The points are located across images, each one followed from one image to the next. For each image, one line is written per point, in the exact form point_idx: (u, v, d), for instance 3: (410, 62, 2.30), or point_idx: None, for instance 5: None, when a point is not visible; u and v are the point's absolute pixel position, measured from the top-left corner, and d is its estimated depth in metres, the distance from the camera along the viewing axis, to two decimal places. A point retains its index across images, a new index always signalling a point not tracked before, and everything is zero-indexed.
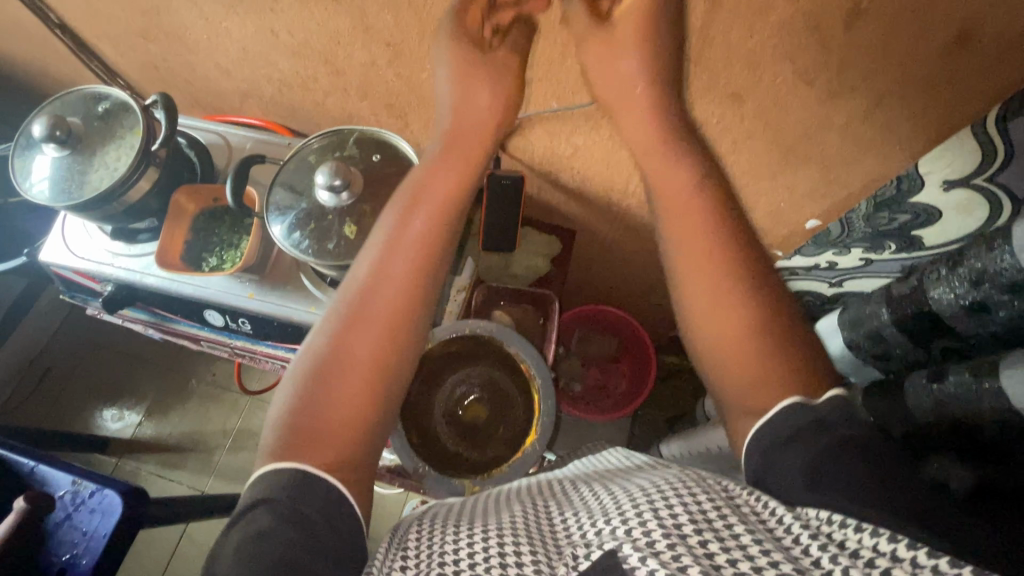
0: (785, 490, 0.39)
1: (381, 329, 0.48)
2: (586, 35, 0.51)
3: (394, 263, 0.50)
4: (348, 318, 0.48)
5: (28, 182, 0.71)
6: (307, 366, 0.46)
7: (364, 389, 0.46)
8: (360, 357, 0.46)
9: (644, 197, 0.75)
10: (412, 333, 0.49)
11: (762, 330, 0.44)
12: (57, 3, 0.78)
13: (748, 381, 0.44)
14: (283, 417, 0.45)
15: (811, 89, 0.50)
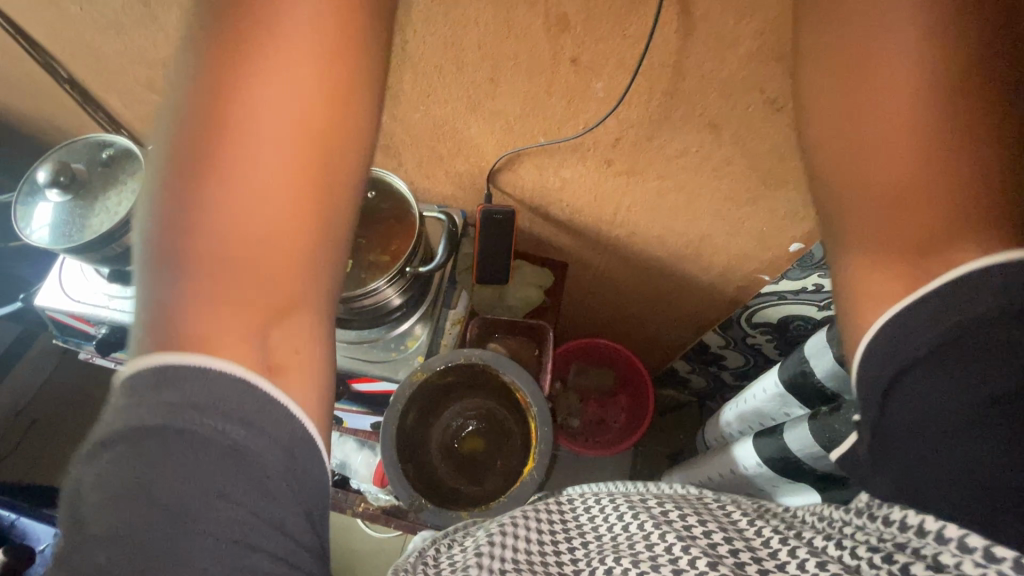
0: (922, 398, 0.35)
1: (278, 152, 0.36)
2: (568, 73, 0.54)
3: (273, 58, 0.35)
4: (214, 140, 0.35)
5: (29, 227, 0.72)
6: (189, 218, 0.34)
7: (274, 235, 0.35)
8: (254, 194, 0.35)
9: (633, 227, 0.78)
10: (339, 168, 0.38)
11: (930, 155, 0.36)
12: (68, 61, 0.82)
13: (883, 212, 0.38)
14: (166, 291, 0.33)
15: (782, 116, 0.53)
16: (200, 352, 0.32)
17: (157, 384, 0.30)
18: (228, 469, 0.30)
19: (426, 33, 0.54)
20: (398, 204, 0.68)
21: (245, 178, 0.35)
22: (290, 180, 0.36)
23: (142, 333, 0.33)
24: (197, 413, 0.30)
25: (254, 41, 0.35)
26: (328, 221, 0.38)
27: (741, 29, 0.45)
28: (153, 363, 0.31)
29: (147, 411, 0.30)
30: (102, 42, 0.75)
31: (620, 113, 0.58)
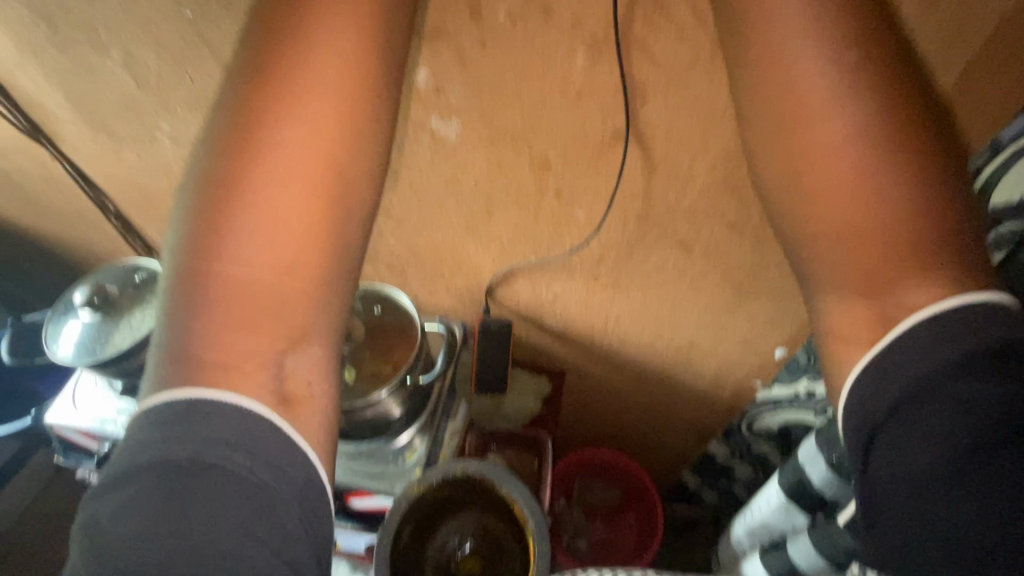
0: (931, 422, 0.37)
1: (281, 213, 0.44)
2: (553, 203, 0.62)
3: (276, 139, 0.44)
4: (225, 209, 0.43)
5: (56, 344, 0.77)
6: (207, 280, 0.42)
7: (282, 284, 0.44)
8: (261, 252, 0.43)
9: (623, 335, 0.82)
10: (339, 242, 0.46)
11: (889, 210, 0.41)
12: (117, 197, 0.94)
13: (850, 258, 0.43)
14: (183, 340, 0.41)
15: (742, 235, 0.60)
16: (222, 390, 0.39)
17: (188, 423, 0.37)
18: (248, 500, 0.36)
19: (431, 173, 0.63)
20: (401, 318, 0.73)
21: (252, 238, 0.43)
22: (295, 237, 0.44)
23: (164, 369, 0.40)
24: (226, 448, 0.37)
25: (260, 124, 0.44)
26: (326, 287, 0.46)
27: (695, 164, 0.54)
28: (183, 404, 0.38)
29: (179, 443, 0.36)
30: (151, 182, 0.87)
31: (601, 235, 0.65)
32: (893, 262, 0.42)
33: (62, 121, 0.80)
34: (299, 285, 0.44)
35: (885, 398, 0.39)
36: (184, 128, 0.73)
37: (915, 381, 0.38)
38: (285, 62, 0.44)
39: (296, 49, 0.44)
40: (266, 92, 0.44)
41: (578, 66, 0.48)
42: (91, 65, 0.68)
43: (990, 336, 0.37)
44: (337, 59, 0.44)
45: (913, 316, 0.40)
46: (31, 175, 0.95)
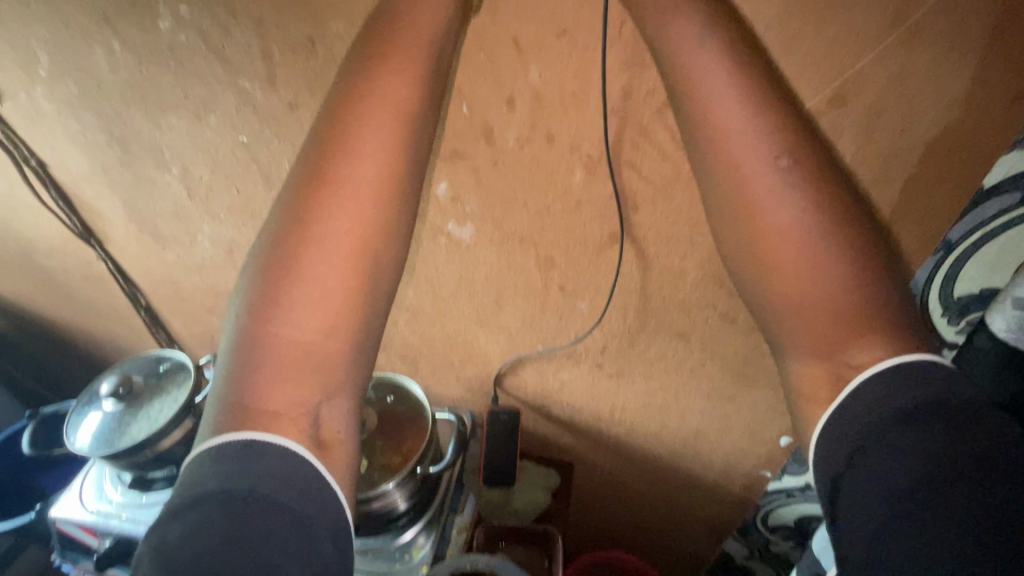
0: (878, 469, 0.39)
1: (323, 286, 0.48)
2: (557, 297, 0.68)
3: (325, 222, 0.48)
4: (280, 280, 0.47)
5: (75, 434, 0.79)
6: (252, 337, 0.46)
7: (323, 346, 0.47)
8: (304, 319, 0.47)
9: (629, 424, 0.83)
10: (370, 298, 0.50)
11: (834, 273, 0.44)
12: (151, 292, 1.01)
13: (808, 317, 0.46)
14: (230, 390, 0.45)
15: (735, 326, 0.64)
16: (268, 432, 0.43)
17: (248, 459, 0.41)
18: (294, 532, 0.39)
19: (446, 270, 0.69)
20: (412, 408, 0.75)
21: (299, 307, 0.47)
22: (334, 300, 0.48)
23: (215, 421, 0.44)
24: (278, 484, 0.40)
25: (312, 208, 0.48)
26: (356, 340, 0.49)
27: (685, 262, 0.60)
28: (242, 443, 0.41)
29: (239, 475, 0.39)
30: (185, 278, 0.94)
31: (603, 325, 0.69)
32: (834, 326, 0.45)
33: (114, 225, 0.89)
34: (334, 348, 0.48)
35: (840, 449, 0.42)
36: (223, 231, 0.81)
37: (863, 432, 0.41)
38: (339, 157, 0.48)
39: (349, 145, 0.48)
40: (324, 181, 0.48)
41: (577, 181, 0.56)
42: (151, 179, 0.78)
43: (926, 391, 0.40)
44: (378, 157, 0.49)
45: (859, 375, 0.43)
46: (74, 273, 1.03)
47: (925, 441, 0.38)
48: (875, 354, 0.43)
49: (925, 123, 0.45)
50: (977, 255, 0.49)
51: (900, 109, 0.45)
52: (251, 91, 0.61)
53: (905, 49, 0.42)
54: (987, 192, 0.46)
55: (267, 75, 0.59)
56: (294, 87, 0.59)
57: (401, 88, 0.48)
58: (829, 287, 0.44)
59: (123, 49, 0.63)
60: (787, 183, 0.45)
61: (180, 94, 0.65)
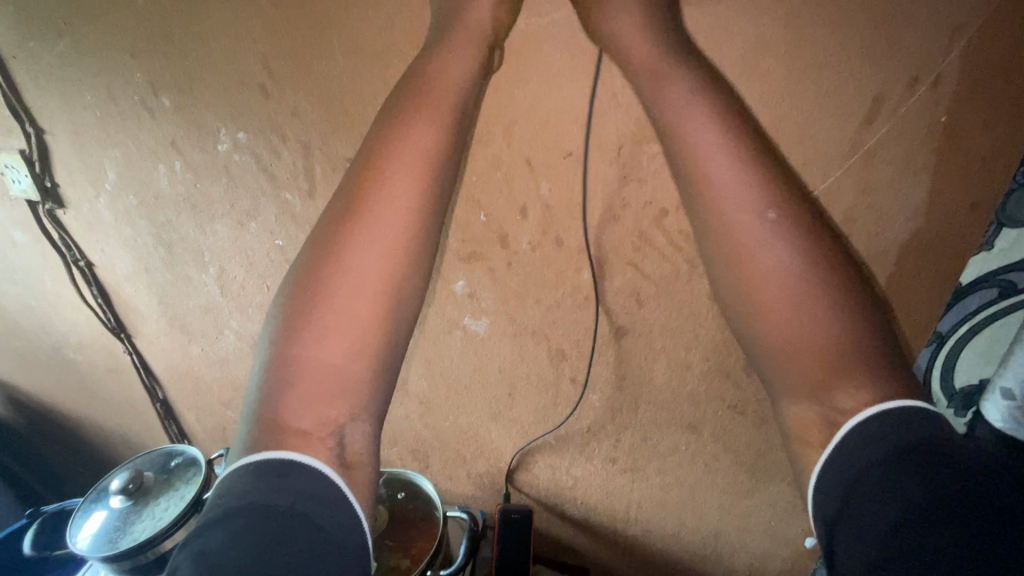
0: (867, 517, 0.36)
1: (357, 310, 0.48)
2: (569, 389, 0.69)
3: (357, 253, 0.48)
4: (317, 301, 0.47)
5: (79, 533, 0.77)
6: (284, 354, 0.46)
7: (352, 369, 0.47)
8: (335, 340, 0.47)
9: (646, 524, 0.80)
10: (397, 313, 0.50)
11: (821, 314, 0.44)
12: (170, 386, 1.03)
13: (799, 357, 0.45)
14: (261, 408, 0.45)
15: (744, 417, 0.65)
16: (300, 451, 0.43)
17: (286, 477, 0.40)
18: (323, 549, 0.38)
19: (460, 362, 0.72)
20: (423, 507, 0.74)
21: (330, 335, 0.47)
22: (363, 317, 0.48)
23: (244, 448, 0.43)
24: (309, 502, 0.40)
25: (345, 240, 0.49)
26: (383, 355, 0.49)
27: (691, 354, 0.62)
28: (282, 461, 0.42)
29: (278, 493, 0.39)
30: (206, 371, 0.97)
31: (614, 417, 0.70)
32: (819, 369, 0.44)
33: (146, 319, 0.94)
34: (363, 370, 0.48)
35: (831, 502, 0.40)
36: (250, 325, 0.86)
37: (845, 483, 0.39)
38: (373, 190, 0.49)
39: (384, 182, 0.49)
40: (361, 214, 0.49)
41: (585, 279, 0.60)
42: (189, 276, 0.84)
43: (907, 435, 0.38)
44: (406, 200, 0.50)
45: (852, 419, 0.41)
46: (98, 366, 1.06)
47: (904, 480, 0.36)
48: (861, 398, 0.42)
49: (898, 226, 0.50)
50: (967, 347, 0.51)
51: (871, 217, 0.50)
52: (292, 202, 0.69)
53: (866, 168, 0.48)
54: (964, 288, 0.49)
55: (308, 189, 0.67)
56: (331, 198, 0.67)
57: (427, 140, 0.50)
58: (822, 328, 0.43)
59: (183, 167, 0.72)
60: (776, 237, 0.45)
61: (226, 204, 0.73)
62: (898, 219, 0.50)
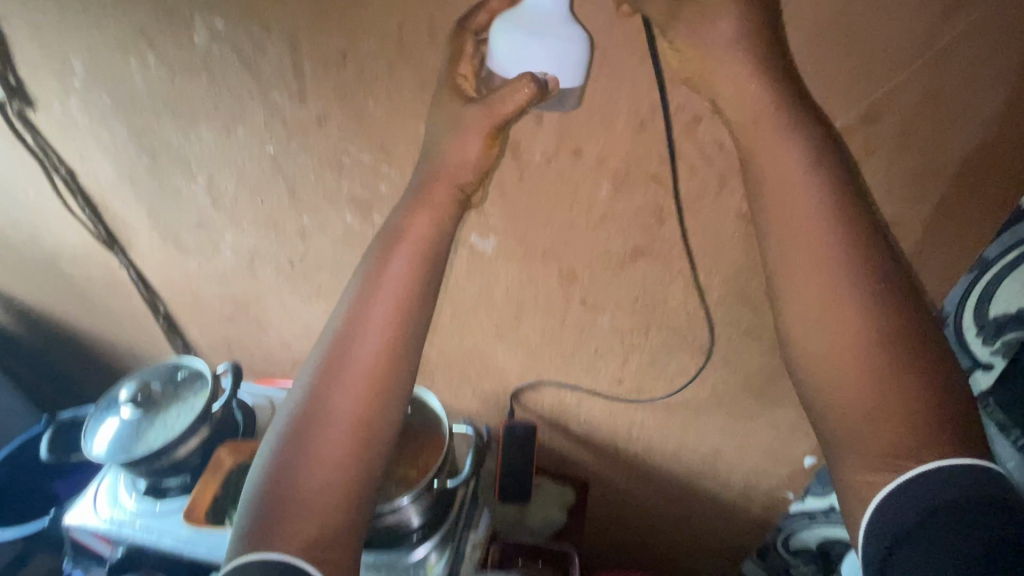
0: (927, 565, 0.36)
1: (337, 444, 0.46)
2: (579, 311, 0.67)
3: (353, 346, 0.48)
4: (299, 445, 0.45)
5: (93, 441, 0.79)
6: (280, 445, 0.46)
7: (340, 476, 0.45)
8: (318, 479, 0.44)
9: (647, 441, 0.82)
10: (390, 408, 0.48)
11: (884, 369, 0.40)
12: (170, 300, 1.01)
13: (862, 417, 0.40)
14: (258, 496, 0.45)
15: (759, 343, 0.63)
16: (287, 539, 0.42)
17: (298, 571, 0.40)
18: None
19: (466, 282, 0.69)
20: (429, 423, 0.75)
21: (323, 426, 0.46)
22: (355, 408, 0.47)
23: (244, 532, 0.44)
24: None
25: (344, 331, 0.49)
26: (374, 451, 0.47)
27: (710, 277, 0.59)
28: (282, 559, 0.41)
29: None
30: (205, 286, 0.94)
31: (624, 339, 0.69)
32: (881, 418, 0.40)
33: (137, 233, 0.90)
34: (345, 510, 0.45)
35: (883, 538, 0.39)
36: (246, 240, 0.82)
37: (908, 524, 0.38)
38: (386, 256, 0.51)
39: (371, 293, 0.49)
40: (341, 351, 0.48)
41: (603, 194, 0.56)
42: (178, 187, 0.79)
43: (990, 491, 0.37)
44: (407, 266, 0.50)
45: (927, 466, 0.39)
46: (97, 281, 1.04)
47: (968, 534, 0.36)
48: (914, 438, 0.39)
49: (965, 135, 0.45)
50: (1013, 275, 0.48)
51: (935, 125, 0.44)
52: (281, 104, 0.62)
53: (938, 68, 0.42)
54: None
55: (297, 88, 0.60)
56: (323, 99, 0.60)
57: (408, 269, 0.50)
58: (882, 392, 0.40)
59: (157, 62, 0.64)
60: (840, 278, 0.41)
61: (210, 107, 0.67)
62: (968, 126, 0.44)
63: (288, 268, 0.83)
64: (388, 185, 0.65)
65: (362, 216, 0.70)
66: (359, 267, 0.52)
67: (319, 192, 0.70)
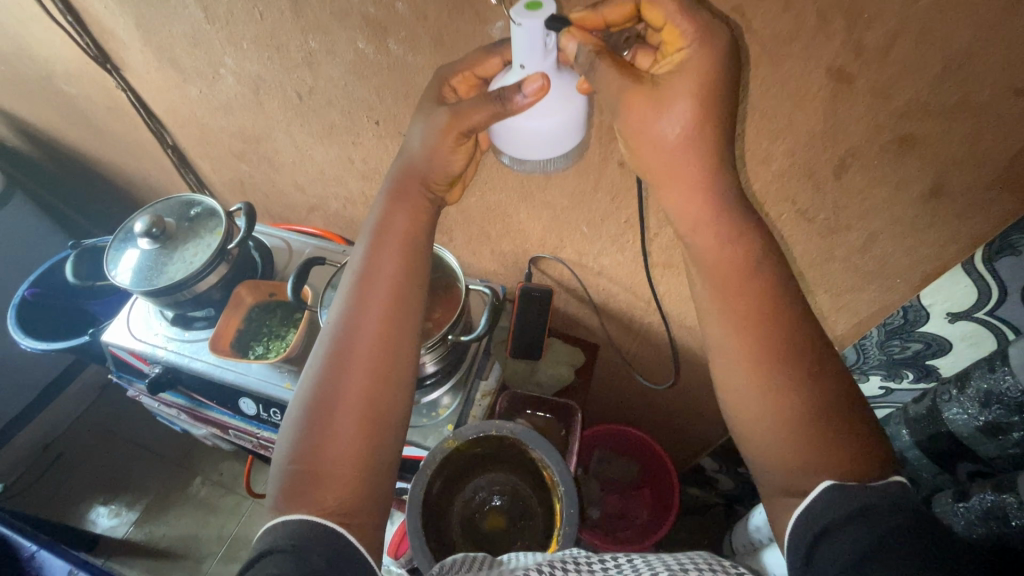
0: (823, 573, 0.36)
1: (351, 421, 0.47)
2: (614, 175, 0.61)
3: (357, 327, 0.51)
4: (318, 417, 0.47)
5: (115, 268, 0.80)
6: (300, 418, 0.48)
7: (359, 441, 0.47)
8: (337, 449, 0.46)
9: (663, 316, 0.81)
10: (398, 375, 0.51)
11: (802, 365, 0.44)
12: (176, 131, 0.95)
13: (787, 404, 0.43)
14: (284, 466, 0.47)
15: (811, 225, 0.56)
16: (315, 498, 0.44)
17: (301, 540, 0.41)
18: (330, 548, 0.41)
19: None
20: (444, 279, 0.73)
21: (338, 396, 0.48)
22: (366, 379, 0.49)
23: (274, 500, 0.46)
24: (312, 548, 0.40)
25: (347, 312, 0.52)
26: (389, 412, 0.50)
27: (775, 147, 0.50)
28: (306, 523, 0.42)
29: (293, 536, 0.41)
30: (211, 117, 0.87)
31: (658, 213, 0.63)
32: (815, 397, 0.43)
33: (129, 49, 0.81)
34: (365, 474, 0.47)
35: (801, 546, 0.39)
36: (247, 64, 0.73)
37: (825, 522, 0.39)
38: (378, 246, 0.54)
39: (369, 277, 0.53)
40: (343, 338, 0.51)
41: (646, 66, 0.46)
42: None
43: (906, 501, 0.37)
44: (395, 255, 0.54)
45: (832, 479, 0.40)
46: (96, 103, 0.97)
47: (875, 530, 0.36)
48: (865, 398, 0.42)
49: None
50: None
51: None
52: None
53: None
54: None
55: None
56: None
57: (397, 255, 0.54)
58: (808, 383, 0.43)
59: None
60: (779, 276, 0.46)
61: None
62: None
63: (296, 101, 0.75)
64: (405, 4, 0.54)
65: (375, 42, 0.60)
66: (349, 267, 0.55)
67: (326, 8, 0.59)
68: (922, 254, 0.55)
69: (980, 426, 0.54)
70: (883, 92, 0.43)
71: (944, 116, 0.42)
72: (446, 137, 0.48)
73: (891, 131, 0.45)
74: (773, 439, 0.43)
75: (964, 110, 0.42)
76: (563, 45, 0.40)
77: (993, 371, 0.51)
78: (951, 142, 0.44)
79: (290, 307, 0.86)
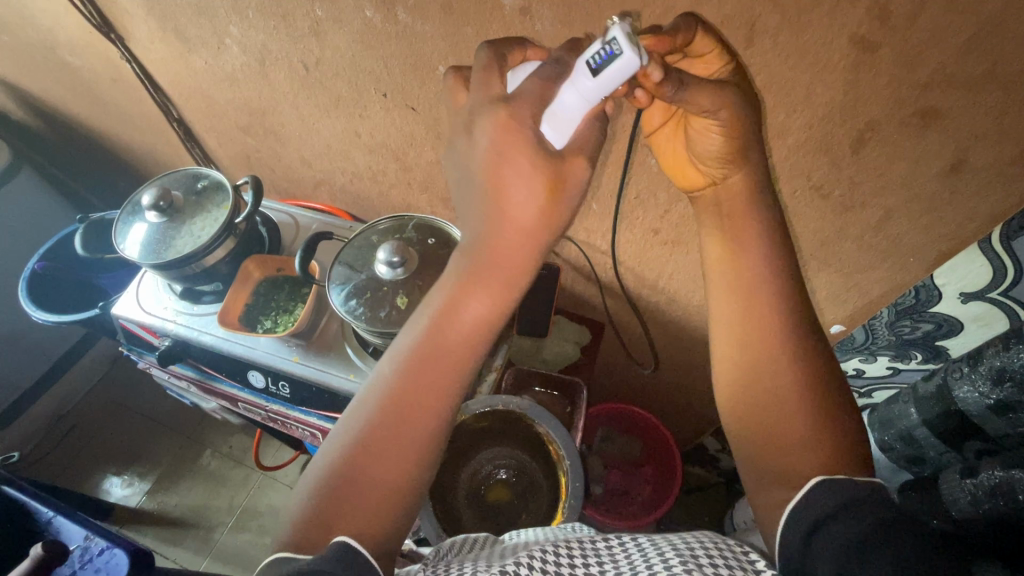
0: (821, 562, 0.36)
1: (379, 509, 0.41)
2: (624, 151, 0.60)
3: (419, 392, 0.43)
4: (349, 483, 0.41)
5: (123, 241, 0.80)
6: (327, 477, 0.42)
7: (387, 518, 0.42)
8: (364, 526, 0.40)
9: (670, 295, 0.81)
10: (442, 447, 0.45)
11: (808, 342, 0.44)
12: (181, 104, 0.95)
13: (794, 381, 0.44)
14: (297, 522, 0.41)
15: (825, 202, 0.55)
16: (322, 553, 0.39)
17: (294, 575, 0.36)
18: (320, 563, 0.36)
19: None
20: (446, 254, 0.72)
21: (377, 465, 0.42)
22: (411, 451, 0.43)
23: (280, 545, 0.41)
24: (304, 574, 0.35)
25: (410, 370, 0.44)
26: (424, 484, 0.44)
27: (792, 120, 0.49)
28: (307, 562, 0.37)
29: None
30: (216, 89, 0.86)
31: (668, 190, 0.62)
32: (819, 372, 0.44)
33: (133, 18, 0.80)
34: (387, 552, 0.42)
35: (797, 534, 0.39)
36: (253, 34, 0.72)
37: (820, 516, 0.38)
38: (463, 302, 0.45)
39: (443, 336, 0.44)
40: (397, 402, 0.43)
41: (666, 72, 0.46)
42: None
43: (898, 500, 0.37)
44: (478, 315, 0.45)
45: (825, 475, 0.40)
46: (102, 75, 0.96)
47: (872, 522, 0.35)
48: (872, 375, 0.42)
49: None
50: None
51: None
52: None
53: None
54: None
55: None
56: None
57: (480, 319, 0.45)
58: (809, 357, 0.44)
59: None
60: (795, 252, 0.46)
61: None
62: None
63: (303, 73, 0.74)
64: None
65: (383, 10, 0.59)
66: (421, 313, 0.46)
67: None
68: (936, 233, 0.54)
69: (992, 404, 0.54)
70: (908, 62, 0.41)
71: (969, 88, 0.41)
72: (542, 200, 0.43)
73: (913, 103, 0.44)
74: (781, 413, 0.43)
75: (990, 81, 0.40)
76: (649, 74, 0.40)
77: (1008, 349, 0.51)
78: (977, 116, 0.43)
79: (297, 282, 0.87)
